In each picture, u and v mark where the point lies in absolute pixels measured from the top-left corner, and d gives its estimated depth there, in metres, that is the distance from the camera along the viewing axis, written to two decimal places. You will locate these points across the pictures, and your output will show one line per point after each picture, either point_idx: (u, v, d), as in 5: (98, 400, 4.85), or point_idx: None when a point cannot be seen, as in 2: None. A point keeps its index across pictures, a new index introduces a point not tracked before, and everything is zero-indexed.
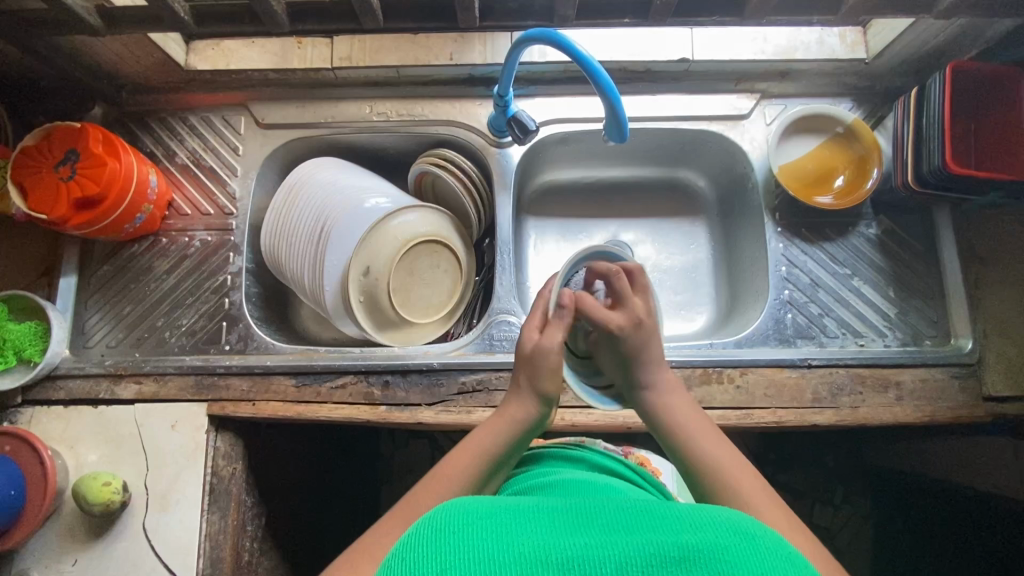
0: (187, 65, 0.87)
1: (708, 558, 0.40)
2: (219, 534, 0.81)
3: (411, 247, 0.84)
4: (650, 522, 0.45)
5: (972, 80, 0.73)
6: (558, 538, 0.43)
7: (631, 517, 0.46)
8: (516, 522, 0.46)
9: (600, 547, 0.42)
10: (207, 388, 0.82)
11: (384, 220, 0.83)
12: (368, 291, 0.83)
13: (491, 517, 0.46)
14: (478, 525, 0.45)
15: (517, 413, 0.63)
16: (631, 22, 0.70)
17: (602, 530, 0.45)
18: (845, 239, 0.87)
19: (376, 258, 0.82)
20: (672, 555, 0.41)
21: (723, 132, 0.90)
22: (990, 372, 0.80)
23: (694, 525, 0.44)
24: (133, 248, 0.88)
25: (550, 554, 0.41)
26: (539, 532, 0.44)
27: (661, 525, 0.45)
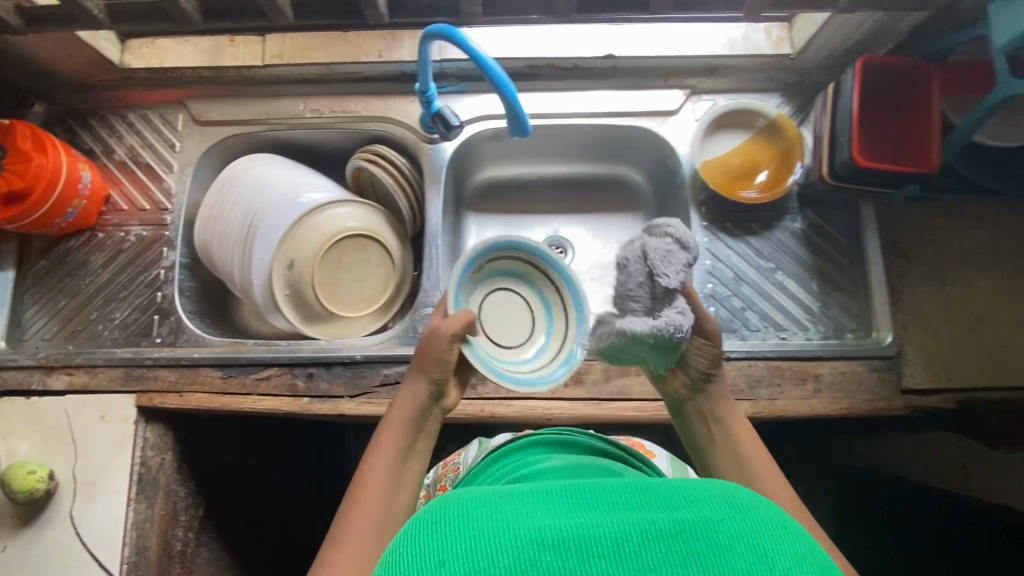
0: (123, 63, 0.89)
1: (704, 532, 0.39)
2: (145, 523, 0.82)
3: (334, 241, 0.86)
4: (638, 497, 0.43)
5: (882, 73, 0.73)
6: (546, 516, 0.41)
7: (619, 490, 0.44)
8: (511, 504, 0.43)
9: (594, 527, 0.39)
10: (136, 379, 0.84)
11: (307, 215, 0.85)
12: (293, 285, 0.85)
13: (483, 503, 0.43)
14: (465, 515, 0.42)
15: (409, 399, 0.64)
16: (539, 18, 0.70)
17: (598, 506, 0.42)
18: (770, 234, 0.87)
19: (299, 253, 0.85)
20: (666, 528, 0.39)
21: (653, 128, 0.91)
22: (908, 365, 0.81)
23: (691, 500, 0.42)
24: (70, 243, 0.90)
25: (546, 532, 0.39)
26: (536, 511, 0.42)
27: (651, 499, 0.42)
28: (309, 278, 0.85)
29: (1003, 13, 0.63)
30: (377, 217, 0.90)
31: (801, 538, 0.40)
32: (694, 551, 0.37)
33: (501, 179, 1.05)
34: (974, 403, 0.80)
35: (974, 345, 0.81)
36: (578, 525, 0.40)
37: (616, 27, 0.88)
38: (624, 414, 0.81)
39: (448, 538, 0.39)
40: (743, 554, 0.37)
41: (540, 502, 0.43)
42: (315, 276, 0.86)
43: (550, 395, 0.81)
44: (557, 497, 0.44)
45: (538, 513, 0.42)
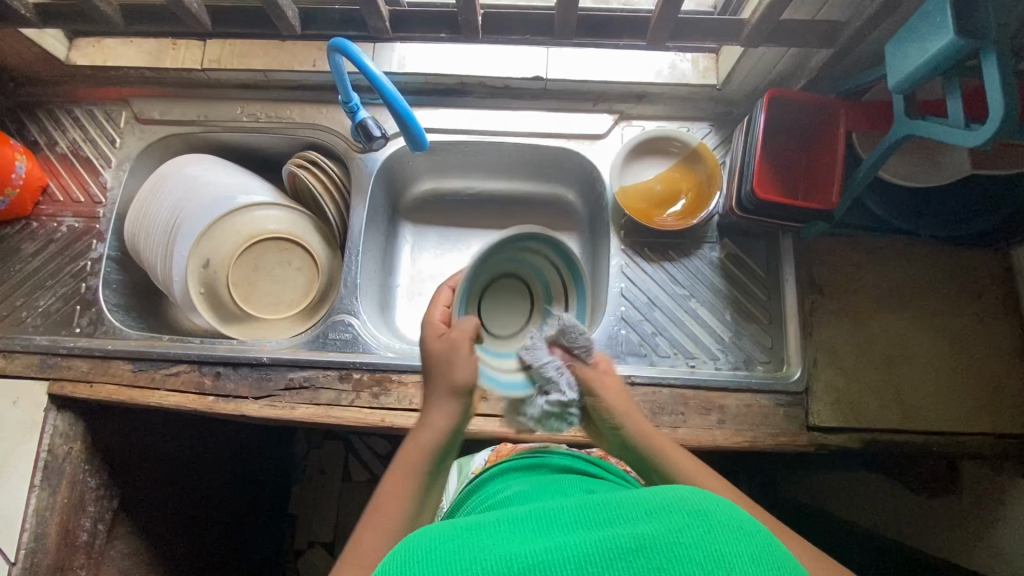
0: (68, 60, 0.92)
1: (670, 551, 0.34)
2: (46, 510, 0.83)
3: (254, 243, 0.89)
4: (601, 514, 0.39)
5: (791, 110, 0.74)
6: (513, 544, 0.37)
7: (585, 509, 0.40)
8: (474, 534, 0.39)
9: (562, 551, 0.35)
10: (50, 367, 0.85)
11: (228, 216, 0.88)
12: (210, 282, 0.88)
13: (444, 537, 0.39)
14: (431, 549, 0.38)
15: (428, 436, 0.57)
16: (447, 37, 0.72)
17: (561, 527, 0.39)
18: (687, 261, 0.87)
19: (216, 252, 0.88)
20: (628, 544, 0.35)
21: (579, 150, 0.92)
22: (816, 402, 0.80)
23: (651, 509, 0.38)
24: (4, 231, 0.93)
25: (506, 565, 0.35)
26: (504, 540, 0.38)
27: (617, 515, 0.38)
28: (224, 276, 0.88)
29: (897, 55, 0.63)
30: (301, 220, 0.92)
31: (765, 535, 0.37)
32: (657, 569, 0.34)
33: (440, 193, 1.06)
34: (880, 444, 0.79)
35: (884, 385, 0.80)
36: (546, 549, 0.36)
37: (546, 50, 0.90)
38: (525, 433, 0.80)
39: None
40: (702, 565, 0.34)
41: (505, 529, 0.40)
42: (232, 275, 0.89)
43: None
44: (524, 520, 0.40)
45: (497, 543, 0.38)
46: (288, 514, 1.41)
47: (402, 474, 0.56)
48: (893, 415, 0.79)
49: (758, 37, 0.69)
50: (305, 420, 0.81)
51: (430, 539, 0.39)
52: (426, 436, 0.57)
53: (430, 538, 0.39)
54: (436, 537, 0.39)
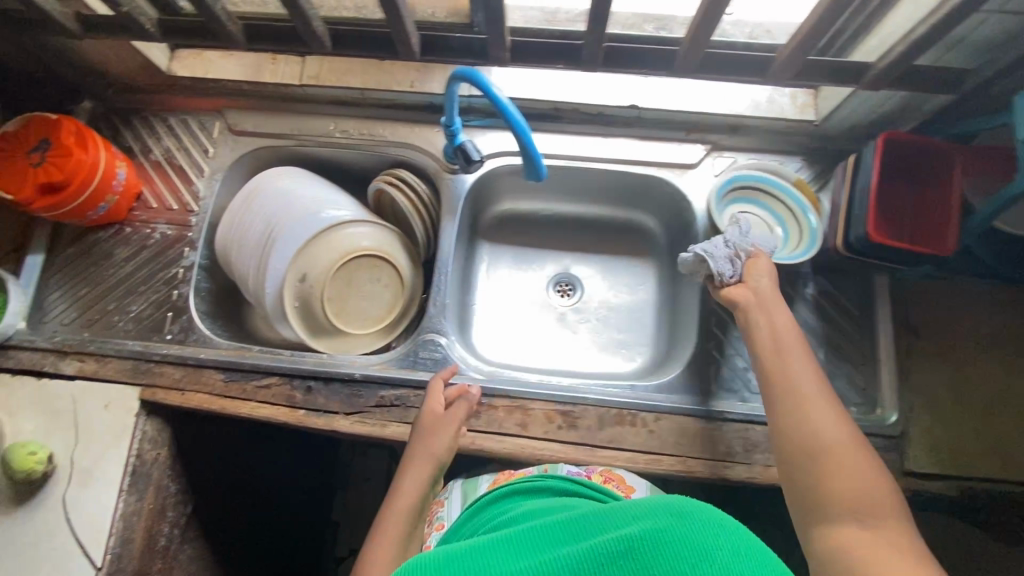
0: (170, 70, 0.94)
1: (654, 552, 0.39)
2: (133, 515, 0.84)
3: (348, 259, 0.89)
4: (597, 532, 0.44)
5: (904, 153, 0.73)
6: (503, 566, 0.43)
7: (581, 530, 0.45)
8: (479, 559, 0.45)
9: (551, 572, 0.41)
10: (143, 373, 0.86)
11: (325, 232, 0.88)
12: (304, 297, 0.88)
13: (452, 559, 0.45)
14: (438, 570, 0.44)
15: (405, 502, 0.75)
16: (564, 68, 0.72)
17: (556, 551, 0.43)
18: (780, 296, 0.86)
19: (312, 268, 0.88)
20: (607, 553, 0.40)
21: (671, 179, 0.91)
22: (912, 448, 0.79)
23: (630, 524, 0.42)
24: (99, 235, 0.94)
25: None
26: (499, 561, 0.44)
27: (604, 533, 0.43)
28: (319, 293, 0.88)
29: None
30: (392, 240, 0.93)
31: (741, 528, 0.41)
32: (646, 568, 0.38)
33: (518, 213, 1.07)
34: (977, 492, 0.77)
35: (982, 433, 0.79)
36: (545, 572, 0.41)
37: (643, 79, 0.90)
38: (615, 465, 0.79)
39: None
40: (687, 558, 0.38)
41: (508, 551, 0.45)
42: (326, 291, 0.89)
43: (541, 436, 0.81)
44: (524, 547, 0.45)
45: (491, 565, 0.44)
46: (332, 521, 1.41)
47: (399, 519, 0.73)
48: (990, 464, 0.78)
49: (882, 82, 0.68)
50: (396, 439, 0.81)
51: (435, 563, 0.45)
52: (408, 506, 0.74)
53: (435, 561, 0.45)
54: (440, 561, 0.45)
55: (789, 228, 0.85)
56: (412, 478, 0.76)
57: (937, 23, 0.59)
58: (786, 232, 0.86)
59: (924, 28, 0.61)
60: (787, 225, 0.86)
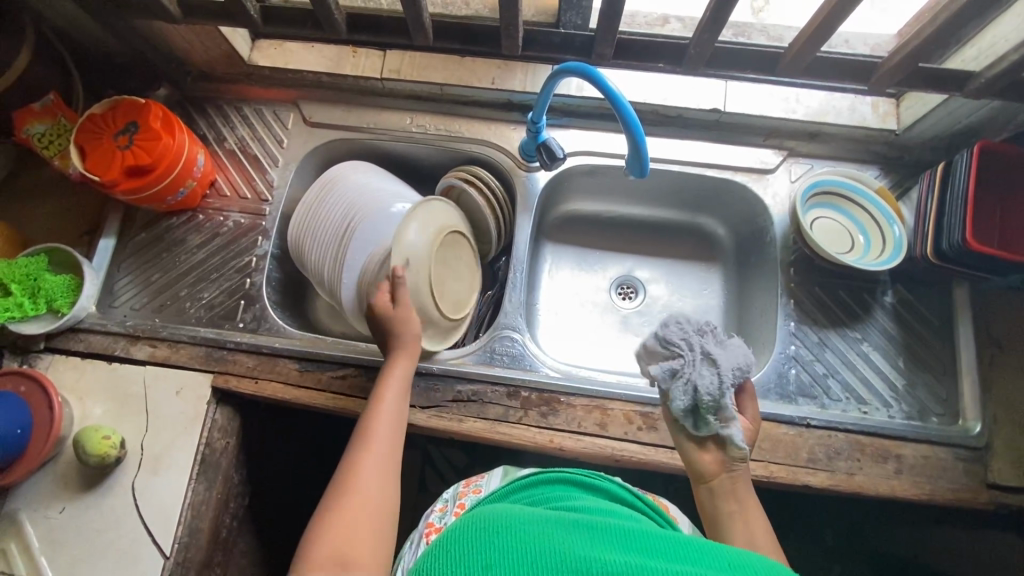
0: (250, 60, 0.95)
1: None
2: (202, 505, 0.82)
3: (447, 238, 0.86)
4: (685, 551, 0.46)
5: (997, 162, 0.74)
6: (592, 548, 0.46)
7: (672, 543, 0.47)
8: (556, 532, 0.48)
9: (643, 567, 0.43)
10: (215, 360, 0.86)
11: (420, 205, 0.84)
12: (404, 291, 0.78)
13: (535, 526, 0.49)
14: (518, 534, 0.48)
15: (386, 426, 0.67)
16: (665, 67, 0.73)
17: (645, 553, 0.46)
18: (861, 304, 0.86)
19: (415, 255, 0.80)
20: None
21: (747, 183, 0.91)
22: (997, 459, 0.78)
23: (730, 565, 0.44)
24: (171, 221, 0.94)
25: (592, 567, 0.43)
26: (586, 541, 0.47)
27: (697, 556, 0.45)
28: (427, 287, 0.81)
29: None
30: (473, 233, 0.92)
31: None
32: None
33: (582, 215, 1.07)
34: None
35: None
36: (630, 564, 0.43)
37: (724, 83, 0.90)
38: None
39: (502, 552, 0.46)
40: None
41: (590, 538, 0.48)
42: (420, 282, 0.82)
43: (621, 436, 0.80)
44: (610, 537, 0.48)
45: (577, 541, 0.47)
46: None
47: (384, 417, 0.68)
48: None
49: (987, 91, 0.69)
50: (473, 435, 0.80)
51: (518, 525, 0.49)
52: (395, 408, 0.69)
53: (519, 526, 0.49)
54: (522, 525, 0.49)
55: (871, 234, 0.86)
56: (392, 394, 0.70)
57: None
58: (867, 239, 0.86)
59: None
60: (868, 232, 0.86)
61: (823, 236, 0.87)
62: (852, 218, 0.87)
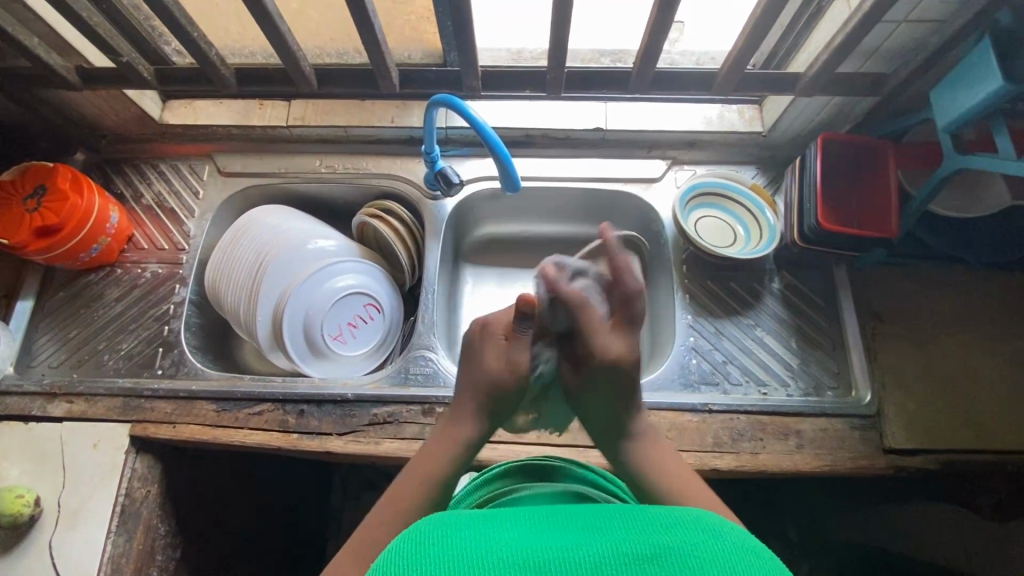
0: (161, 119, 1.00)
1: (685, 556, 0.36)
2: (122, 558, 0.81)
3: None
4: (620, 521, 0.40)
5: (842, 150, 0.81)
6: (515, 538, 0.39)
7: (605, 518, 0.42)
8: (490, 530, 0.40)
9: (571, 556, 0.37)
10: (132, 409, 0.86)
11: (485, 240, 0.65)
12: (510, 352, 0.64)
13: (462, 525, 0.41)
14: (450, 532, 0.39)
15: (458, 439, 0.61)
16: (532, 92, 0.80)
17: (576, 535, 0.40)
18: (754, 293, 0.92)
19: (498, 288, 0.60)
20: (644, 553, 0.37)
21: (637, 192, 0.98)
22: (890, 425, 0.82)
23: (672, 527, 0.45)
24: (89, 277, 0.96)
25: (520, 559, 0.36)
26: (507, 534, 0.39)
27: (633, 526, 0.39)
28: None
29: (942, 100, 0.71)
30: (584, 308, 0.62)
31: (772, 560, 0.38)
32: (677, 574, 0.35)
33: (499, 238, 1.09)
34: (956, 463, 0.80)
35: (955, 406, 0.83)
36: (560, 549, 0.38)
37: (604, 104, 0.99)
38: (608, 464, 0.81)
39: (428, 562, 0.36)
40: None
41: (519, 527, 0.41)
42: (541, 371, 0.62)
43: (535, 440, 0.82)
44: (540, 525, 0.41)
45: (492, 535, 0.39)
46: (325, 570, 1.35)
47: (417, 478, 0.58)
48: (966, 435, 0.81)
49: (815, 86, 0.76)
50: (391, 455, 0.81)
51: (446, 519, 0.41)
52: (433, 466, 0.59)
53: (447, 517, 0.42)
54: (455, 520, 0.41)
55: (750, 227, 0.93)
56: (444, 440, 0.61)
57: (850, 32, 0.68)
58: (746, 230, 0.93)
59: (841, 37, 0.69)
60: (747, 225, 0.93)
61: (709, 233, 0.93)
62: (732, 214, 0.94)
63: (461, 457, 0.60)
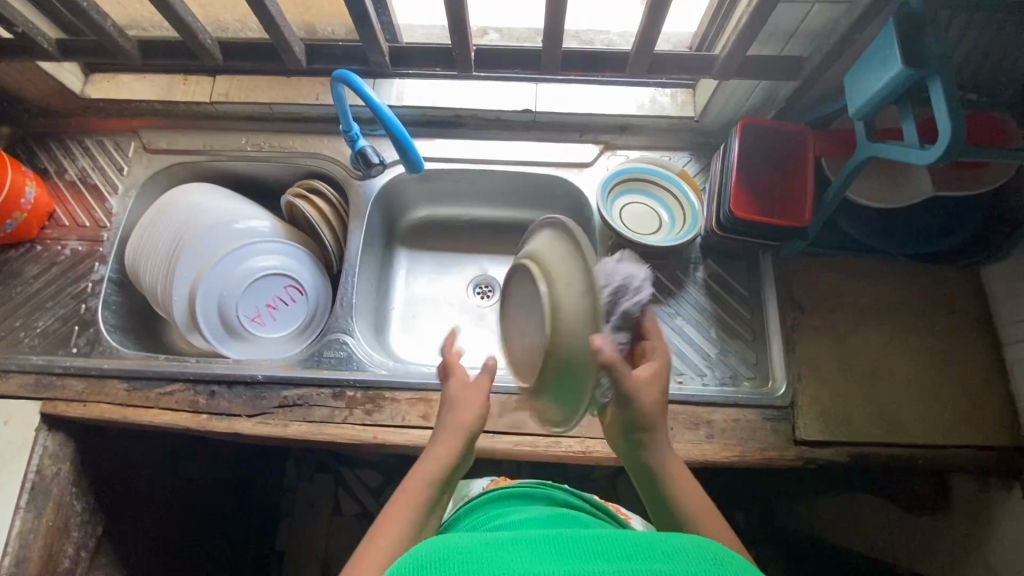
0: (83, 93, 0.98)
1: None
2: (30, 534, 0.82)
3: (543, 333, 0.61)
4: (625, 549, 0.43)
5: (762, 137, 0.80)
6: (528, 563, 0.42)
7: (608, 543, 0.45)
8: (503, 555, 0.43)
9: None
10: (44, 387, 0.86)
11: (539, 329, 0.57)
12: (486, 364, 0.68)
13: (468, 550, 0.43)
14: (461, 557, 0.42)
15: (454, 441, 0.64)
16: (443, 71, 0.78)
17: (580, 558, 0.43)
18: (677, 282, 0.90)
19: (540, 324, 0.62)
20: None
21: (566, 178, 0.96)
22: (802, 417, 0.82)
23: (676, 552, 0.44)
24: (8, 254, 0.95)
25: None
26: (521, 558, 0.42)
27: (636, 551, 0.43)
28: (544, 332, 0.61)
29: (856, 85, 0.69)
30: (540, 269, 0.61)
31: None
32: None
33: (433, 222, 1.08)
34: (865, 456, 0.80)
35: (870, 400, 0.82)
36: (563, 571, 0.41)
37: (535, 86, 0.96)
38: (516, 450, 0.80)
39: None
40: None
41: (524, 551, 0.44)
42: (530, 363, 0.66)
43: None
44: (545, 547, 0.44)
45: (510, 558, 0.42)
46: (273, 550, 1.36)
47: (405, 506, 0.60)
48: (877, 429, 0.81)
49: (730, 69, 0.74)
50: (299, 438, 0.81)
51: (457, 547, 0.44)
52: (420, 489, 0.61)
53: (453, 542, 0.45)
54: (465, 547, 0.44)
55: (675, 212, 0.91)
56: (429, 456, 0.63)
57: (755, 12, 0.66)
58: (671, 215, 0.91)
59: (748, 17, 0.67)
60: (672, 210, 0.91)
61: (632, 217, 0.91)
62: (658, 198, 0.92)
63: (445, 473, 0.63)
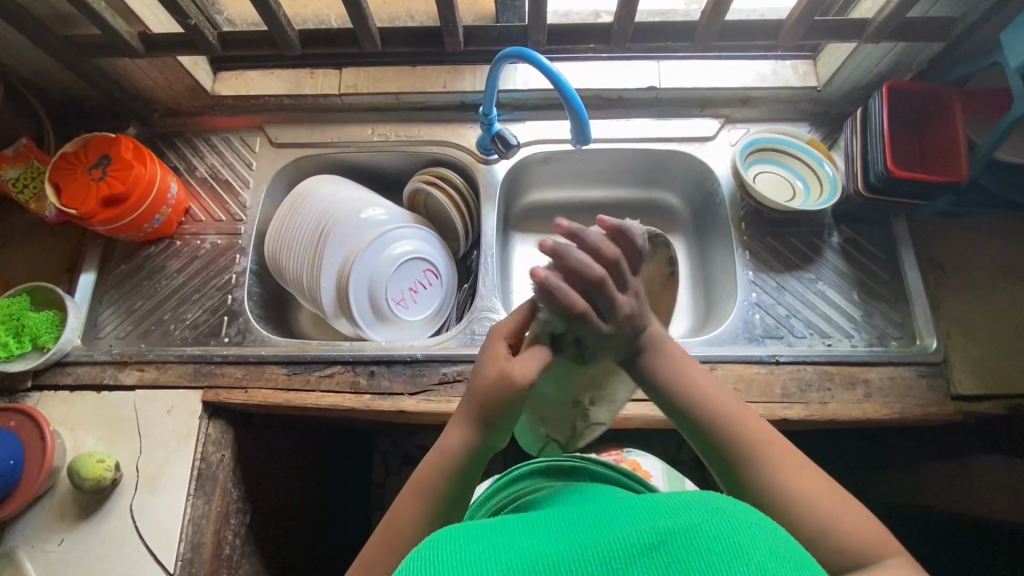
0: (213, 91, 1.00)
1: (689, 539, 0.36)
2: (201, 519, 0.83)
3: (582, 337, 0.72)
4: (632, 512, 0.41)
5: (906, 98, 0.82)
6: (535, 547, 0.39)
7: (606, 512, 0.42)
8: (505, 533, 0.41)
9: (579, 556, 0.37)
10: (203, 375, 0.87)
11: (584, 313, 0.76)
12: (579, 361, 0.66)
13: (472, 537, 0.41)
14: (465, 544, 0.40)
15: (456, 444, 0.52)
16: (596, 47, 0.80)
17: (582, 532, 0.40)
18: (812, 247, 0.92)
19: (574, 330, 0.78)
20: (649, 540, 0.36)
21: (691, 152, 0.98)
22: (956, 372, 0.82)
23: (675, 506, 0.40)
24: (149, 250, 0.97)
25: (537, 562, 0.37)
26: (525, 540, 0.40)
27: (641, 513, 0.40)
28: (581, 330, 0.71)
29: (1012, 42, 0.71)
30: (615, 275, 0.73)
31: (777, 532, 0.38)
32: (680, 559, 0.35)
33: (545, 204, 1.10)
34: None
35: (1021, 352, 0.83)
36: (565, 552, 0.38)
37: (656, 64, 0.98)
38: None
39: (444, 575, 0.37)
40: (720, 557, 0.35)
41: (519, 534, 0.41)
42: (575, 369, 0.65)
43: None
44: (546, 529, 0.42)
45: (518, 542, 0.40)
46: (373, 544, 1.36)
47: (415, 494, 0.52)
48: None
49: (883, 33, 0.77)
50: None
51: (455, 532, 0.41)
52: (438, 479, 0.52)
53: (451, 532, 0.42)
54: (465, 531, 0.42)
55: (809, 180, 0.93)
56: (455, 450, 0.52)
57: None
58: (805, 185, 0.94)
59: None
60: (805, 179, 0.94)
61: (768, 190, 0.94)
62: (789, 169, 0.95)
63: (461, 466, 0.52)
